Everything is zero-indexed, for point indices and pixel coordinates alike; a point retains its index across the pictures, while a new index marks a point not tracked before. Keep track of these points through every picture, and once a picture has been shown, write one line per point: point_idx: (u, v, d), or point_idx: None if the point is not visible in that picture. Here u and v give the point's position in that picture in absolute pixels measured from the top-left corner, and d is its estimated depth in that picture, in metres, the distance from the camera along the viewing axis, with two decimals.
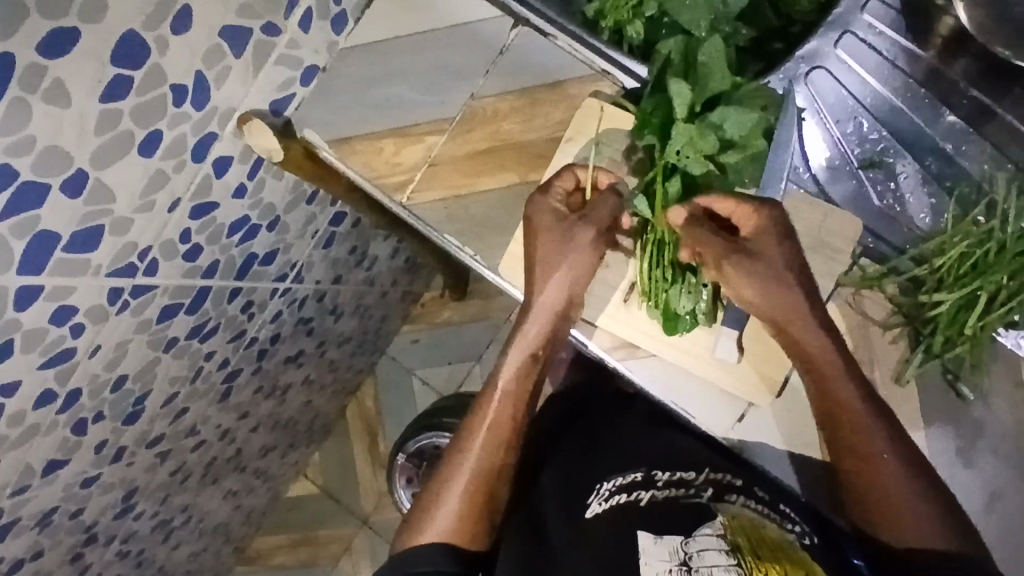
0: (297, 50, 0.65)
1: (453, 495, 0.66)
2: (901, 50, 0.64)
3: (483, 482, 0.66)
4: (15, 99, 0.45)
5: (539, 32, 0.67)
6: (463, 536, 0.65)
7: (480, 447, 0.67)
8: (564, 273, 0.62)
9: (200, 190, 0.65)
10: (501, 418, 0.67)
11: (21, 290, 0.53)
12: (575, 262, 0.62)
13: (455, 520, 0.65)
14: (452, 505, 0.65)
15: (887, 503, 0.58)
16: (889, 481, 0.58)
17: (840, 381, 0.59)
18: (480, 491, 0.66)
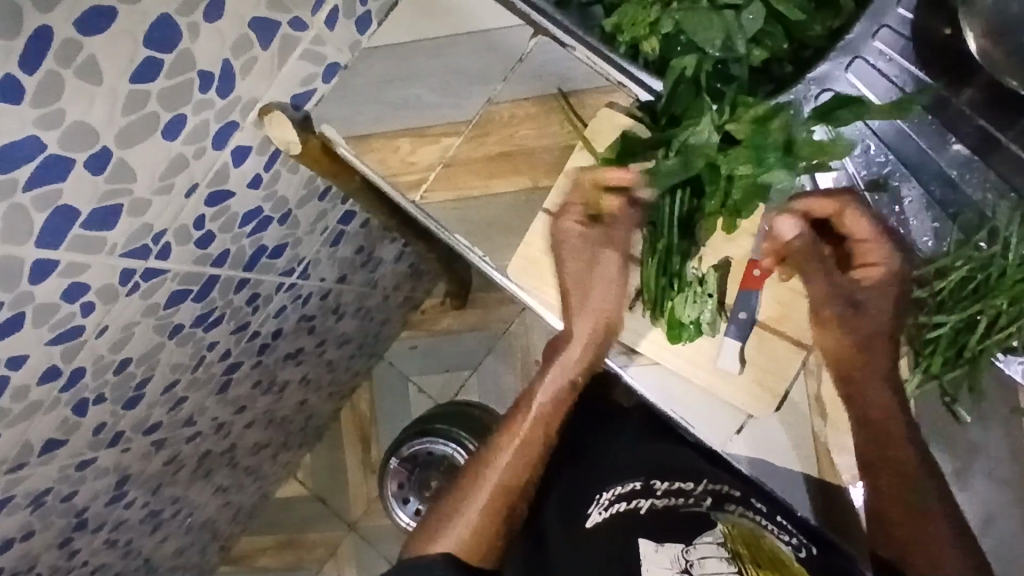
0: (321, 47, 0.66)
1: (471, 512, 0.68)
2: (910, 77, 0.66)
3: (499, 503, 0.69)
4: (48, 73, 0.46)
5: (557, 42, 0.69)
6: (474, 550, 0.66)
7: (507, 464, 0.70)
8: (596, 308, 0.66)
9: (217, 178, 0.66)
10: (537, 430, 0.72)
11: (37, 263, 0.54)
12: (605, 284, 0.67)
13: (472, 531, 0.67)
14: (470, 516, 0.67)
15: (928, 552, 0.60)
16: (936, 530, 0.60)
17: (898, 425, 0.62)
18: (496, 514, 0.68)
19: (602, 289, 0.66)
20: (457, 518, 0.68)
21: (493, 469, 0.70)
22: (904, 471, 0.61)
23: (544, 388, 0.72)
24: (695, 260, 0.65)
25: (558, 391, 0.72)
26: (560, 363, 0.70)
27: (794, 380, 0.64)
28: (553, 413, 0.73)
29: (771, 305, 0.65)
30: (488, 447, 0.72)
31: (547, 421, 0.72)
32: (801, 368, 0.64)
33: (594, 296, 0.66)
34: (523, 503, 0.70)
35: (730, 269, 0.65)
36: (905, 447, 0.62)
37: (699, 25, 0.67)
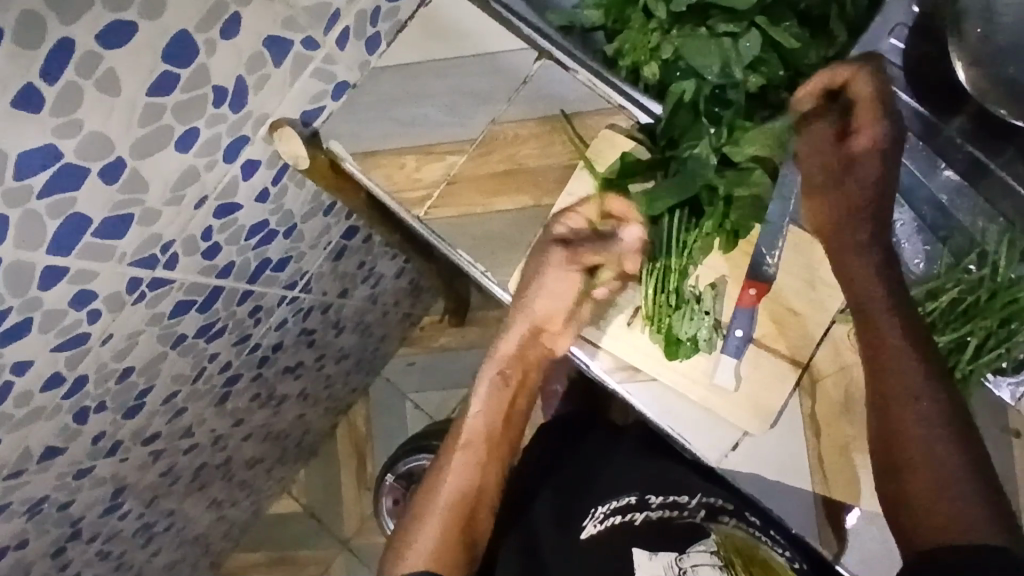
0: (332, 65, 0.68)
1: (428, 531, 0.69)
2: (902, 105, 0.68)
3: (454, 516, 0.70)
4: (69, 84, 0.48)
5: (560, 65, 0.71)
6: (438, 568, 0.68)
7: (455, 474, 0.71)
8: (542, 302, 0.68)
9: (227, 190, 0.67)
10: (477, 434, 0.73)
11: (48, 268, 0.55)
12: (555, 284, 0.67)
13: (431, 553, 0.68)
14: (425, 539, 0.69)
15: (935, 488, 0.58)
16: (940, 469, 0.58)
17: (905, 367, 0.60)
18: (453, 526, 0.69)
19: (553, 286, 0.67)
20: (415, 543, 0.69)
21: (443, 483, 0.71)
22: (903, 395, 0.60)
23: (477, 397, 0.74)
24: (693, 278, 0.66)
25: (495, 395, 0.73)
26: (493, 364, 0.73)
27: (790, 399, 0.65)
28: (499, 415, 0.73)
29: (767, 323, 0.65)
30: (437, 463, 0.73)
31: (485, 426, 0.73)
32: (797, 387, 0.65)
33: (541, 290, 0.67)
34: (478, 515, 0.71)
35: (726, 287, 0.66)
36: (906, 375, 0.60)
37: (700, 51, 0.68)
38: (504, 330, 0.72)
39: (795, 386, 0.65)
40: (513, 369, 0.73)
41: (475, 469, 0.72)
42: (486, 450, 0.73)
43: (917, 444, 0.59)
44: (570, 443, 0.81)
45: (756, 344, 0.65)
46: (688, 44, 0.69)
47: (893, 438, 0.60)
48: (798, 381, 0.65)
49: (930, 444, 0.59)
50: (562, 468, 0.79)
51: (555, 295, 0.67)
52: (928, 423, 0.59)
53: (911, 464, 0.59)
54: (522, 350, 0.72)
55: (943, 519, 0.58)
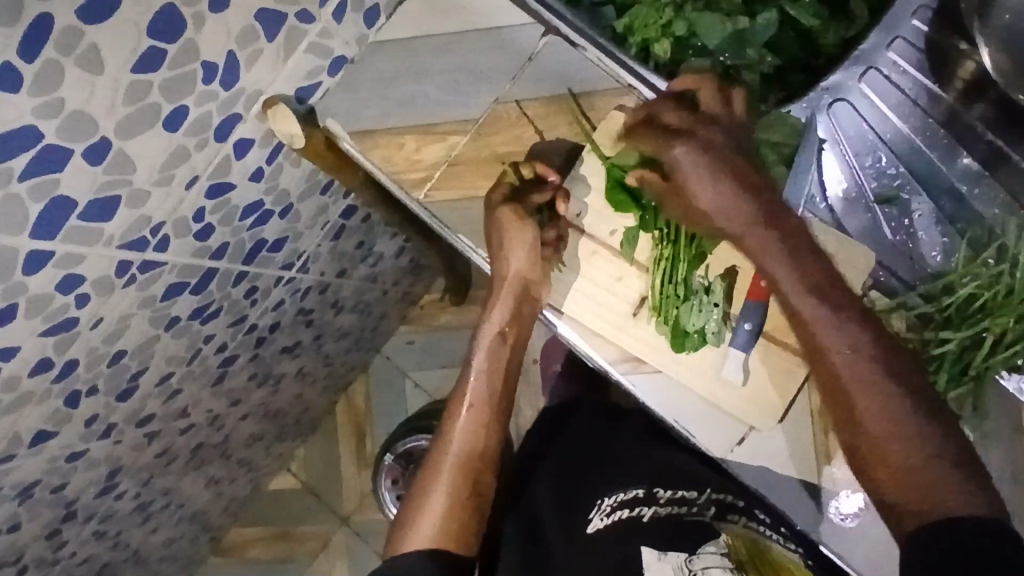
0: (328, 40, 0.65)
1: (437, 496, 0.67)
2: (923, 89, 0.65)
3: (461, 482, 0.68)
4: (47, 61, 0.45)
5: (568, 42, 0.68)
6: (450, 534, 0.65)
7: (458, 438, 0.69)
8: (511, 264, 0.66)
9: (218, 170, 0.65)
10: (479, 395, 0.71)
11: (32, 253, 0.53)
12: (517, 238, 0.65)
13: (438, 523, 0.65)
14: (433, 508, 0.66)
15: (900, 467, 0.56)
16: (903, 449, 0.56)
17: (857, 355, 0.57)
18: (461, 491, 0.67)
19: (513, 243, 0.65)
20: (421, 513, 0.66)
21: (447, 448, 0.69)
22: (844, 374, 0.57)
23: (478, 358, 0.71)
24: (703, 269, 0.64)
25: (495, 356, 0.71)
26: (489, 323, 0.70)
27: (798, 394, 0.63)
28: (501, 372, 0.71)
29: (778, 316, 0.63)
30: (440, 429, 0.71)
31: (488, 388, 0.71)
32: (806, 382, 0.63)
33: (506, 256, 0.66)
34: (484, 482, 0.69)
35: (736, 279, 0.64)
36: (854, 354, 0.57)
37: (710, 28, 0.66)
38: (500, 292, 0.68)
39: (805, 381, 0.63)
40: (512, 329, 0.70)
41: (481, 432, 0.70)
42: (490, 411, 0.71)
43: (875, 423, 0.57)
44: (572, 437, 0.80)
45: (765, 337, 0.63)
46: (699, 19, 0.66)
47: (852, 422, 0.58)
48: (807, 376, 0.63)
49: (901, 418, 0.56)
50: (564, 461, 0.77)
51: (527, 246, 0.65)
52: (893, 397, 0.57)
53: (883, 447, 0.56)
54: (518, 310, 0.68)
55: (921, 496, 0.55)
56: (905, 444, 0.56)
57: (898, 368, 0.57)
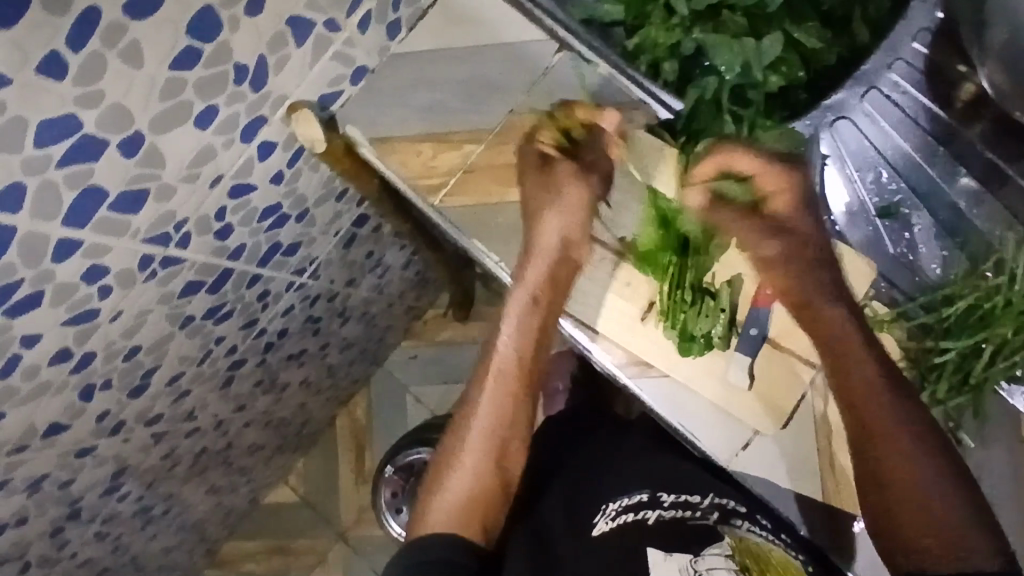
0: (352, 49, 0.68)
1: (455, 481, 0.67)
2: (924, 110, 0.68)
3: (484, 464, 0.68)
4: (91, 53, 0.47)
5: (582, 58, 0.70)
6: (463, 523, 0.65)
7: (482, 415, 0.69)
8: (556, 226, 0.66)
9: (242, 171, 0.67)
10: (506, 364, 0.70)
11: (61, 242, 0.54)
12: (568, 202, 0.66)
13: (458, 508, 0.66)
14: (453, 493, 0.67)
15: (929, 522, 0.58)
16: (931, 501, 0.58)
17: (891, 407, 0.59)
18: (480, 476, 0.68)
19: (568, 201, 0.66)
20: (441, 496, 0.67)
21: (471, 427, 0.69)
22: (881, 427, 0.59)
23: (509, 322, 0.69)
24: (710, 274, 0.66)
25: (529, 323, 0.68)
26: (523, 284, 0.67)
27: (803, 399, 0.65)
28: (535, 338, 0.69)
29: (784, 324, 0.65)
30: (467, 402, 0.71)
31: (517, 354, 0.69)
32: (810, 388, 0.64)
33: (556, 211, 0.67)
34: (508, 460, 0.69)
35: (742, 286, 0.66)
36: (889, 415, 0.59)
37: (721, 47, 0.69)
38: (533, 253, 0.67)
39: (809, 387, 0.64)
40: (545, 294, 0.66)
41: (505, 402, 0.69)
42: (514, 377, 0.69)
43: (908, 477, 0.58)
44: (574, 443, 0.81)
45: (770, 343, 0.65)
46: (711, 41, 0.69)
47: (882, 474, 0.59)
48: (811, 382, 0.64)
49: (928, 477, 0.58)
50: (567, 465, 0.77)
51: (571, 209, 0.66)
52: (923, 455, 0.59)
53: (914, 497, 0.58)
54: (555, 271, 0.66)
55: (943, 547, 0.57)
56: (934, 496, 0.58)
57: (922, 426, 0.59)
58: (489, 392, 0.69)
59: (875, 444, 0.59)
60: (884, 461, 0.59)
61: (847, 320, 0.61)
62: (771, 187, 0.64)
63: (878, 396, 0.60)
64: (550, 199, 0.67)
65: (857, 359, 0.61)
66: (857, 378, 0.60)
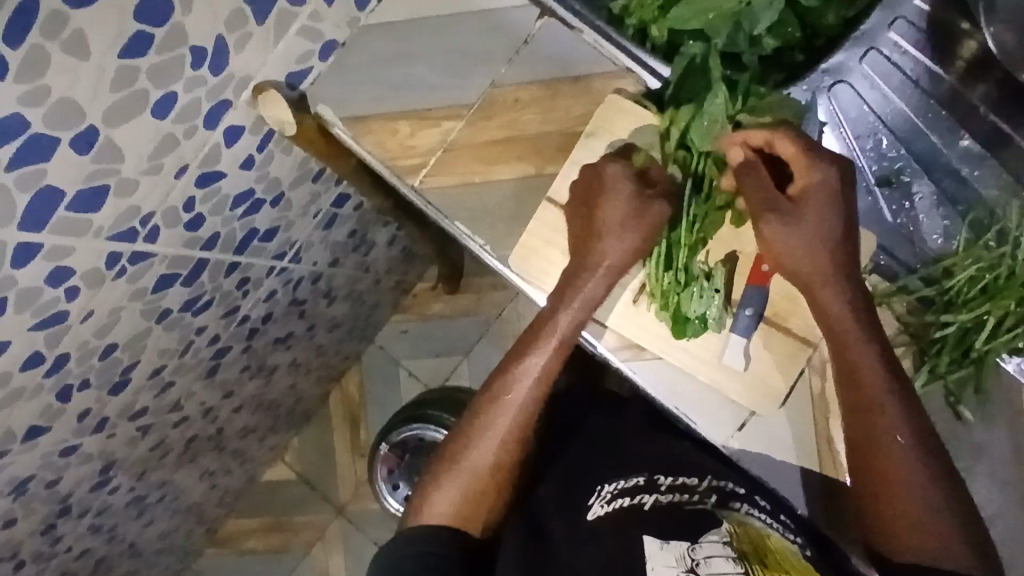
0: (319, 23, 0.63)
1: (462, 486, 0.64)
2: (925, 70, 0.65)
3: (496, 471, 0.65)
4: (32, 46, 0.43)
5: (565, 24, 0.67)
6: (465, 522, 0.64)
7: (510, 426, 0.65)
8: (617, 245, 0.61)
9: (209, 158, 0.63)
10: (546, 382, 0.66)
11: (19, 247, 0.51)
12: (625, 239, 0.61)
13: (461, 509, 0.64)
14: (461, 495, 0.64)
15: (916, 523, 0.57)
16: (914, 496, 0.57)
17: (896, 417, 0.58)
18: (495, 482, 0.65)
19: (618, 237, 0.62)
20: (445, 494, 0.65)
21: (496, 431, 0.65)
22: (881, 410, 0.58)
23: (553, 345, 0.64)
24: (702, 255, 0.63)
25: (573, 344, 0.64)
26: (580, 301, 0.62)
27: (799, 379, 0.63)
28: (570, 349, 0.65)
29: (781, 301, 0.63)
30: (490, 398, 0.66)
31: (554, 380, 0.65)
32: (807, 367, 0.63)
33: (609, 251, 0.61)
34: (517, 476, 0.66)
35: (737, 264, 0.63)
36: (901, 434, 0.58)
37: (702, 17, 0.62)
38: (589, 263, 0.62)
39: (807, 365, 0.63)
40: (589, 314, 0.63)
41: (531, 422, 0.66)
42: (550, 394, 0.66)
43: (900, 486, 0.58)
44: (569, 425, 0.79)
45: (766, 322, 0.63)
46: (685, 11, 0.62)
47: (873, 468, 0.58)
48: (807, 361, 0.63)
49: (916, 482, 0.58)
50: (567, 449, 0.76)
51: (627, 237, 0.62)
52: (918, 462, 0.58)
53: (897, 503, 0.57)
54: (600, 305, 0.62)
55: (917, 537, 0.57)
56: (924, 496, 0.57)
57: (917, 419, 0.58)
58: (510, 413, 0.65)
59: (875, 467, 0.58)
60: (885, 484, 0.58)
61: (872, 334, 0.59)
62: (801, 173, 0.59)
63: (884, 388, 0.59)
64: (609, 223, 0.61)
65: (859, 354, 0.59)
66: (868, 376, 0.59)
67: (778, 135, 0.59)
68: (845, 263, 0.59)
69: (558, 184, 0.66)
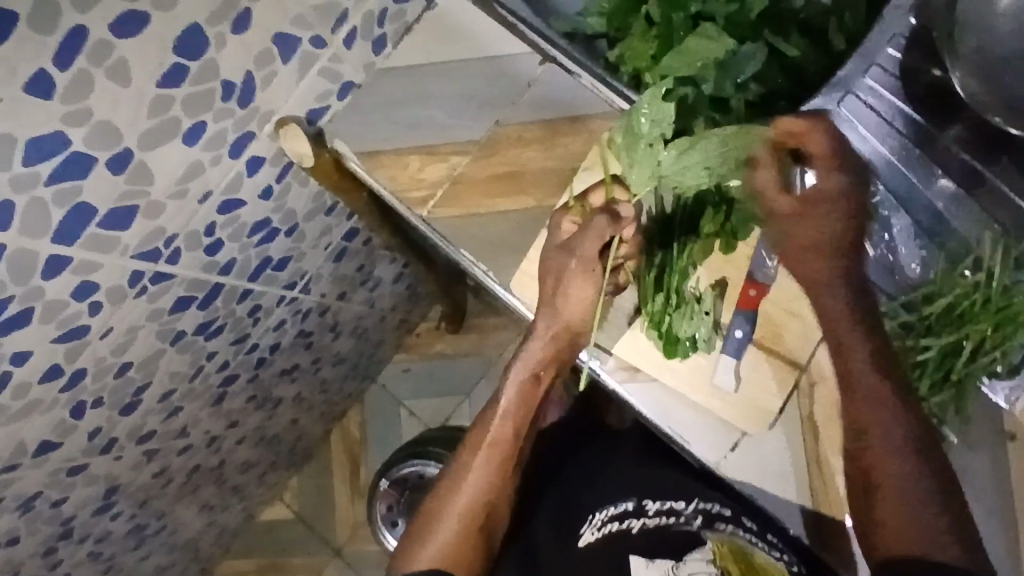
0: (338, 65, 0.69)
1: (443, 534, 0.68)
2: (899, 113, 0.70)
3: (472, 520, 0.69)
4: (79, 71, 0.48)
5: (565, 70, 0.72)
6: (453, 567, 0.67)
7: (478, 473, 0.70)
8: (576, 297, 0.66)
9: (230, 187, 0.67)
10: (504, 434, 0.71)
11: (50, 259, 0.55)
12: (577, 290, 0.66)
13: (450, 548, 0.67)
14: (442, 538, 0.68)
15: (902, 508, 0.60)
16: (905, 483, 0.60)
17: (887, 411, 0.60)
18: (472, 529, 0.69)
19: (573, 291, 0.66)
20: (430, 540, 0.68)
21: (465, 480, 0.70)
22: (870, 401, 0.61)
23: (508, 394, 0.72)
24: (695, 279, 0.67)
25: (525, 398, 0.72)
26: (528, 359, 0.70)
27: (788, 401, 0.65)
28: (522, 407, 0.72)
29: (766, 325, 0.66)
30: (458, 457, 0.72)
31: (513, 428, 0.72)
32: (795, 390, 0.65)
33: (565, 304, 0.66)
34: (496, 516, 0.71)
35: (727, 289, 0.66)
36: (892, 428, 0.61)
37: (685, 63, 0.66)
38: (538, 324, 0.68)
39: (795, 388, 0.65)
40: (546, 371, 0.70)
41: (496, 474, 0.70)
42: (512, 446, 0.71)
43: (886, 475, 0.60)
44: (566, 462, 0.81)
45: (755, 345, 0.66)
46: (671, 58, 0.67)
47: (865, 462, 0.61)
48: (796, 384, 0.65)
49: (904, 474, 0.60)
50: (562, 485, 0.79)
51: (578, 295, 0.66)
52: (905, 454, 0.60)
53: (886, 494, 0.60)
54: (556, 354, 0.68)
55: (900, 523, 0.60)
56: (910, 484, 0.60)
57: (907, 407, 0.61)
58: (478, 458, 0.70)
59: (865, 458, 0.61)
60: (878, 479, 0.60)
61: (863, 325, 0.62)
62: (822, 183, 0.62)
63: (875, 386, 0.61)
64: (557, 276, 0.66)
65: (855, 354, 0.61)
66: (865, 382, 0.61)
67: (811, 132, 0.61)
68: (844, 268, 0.62)
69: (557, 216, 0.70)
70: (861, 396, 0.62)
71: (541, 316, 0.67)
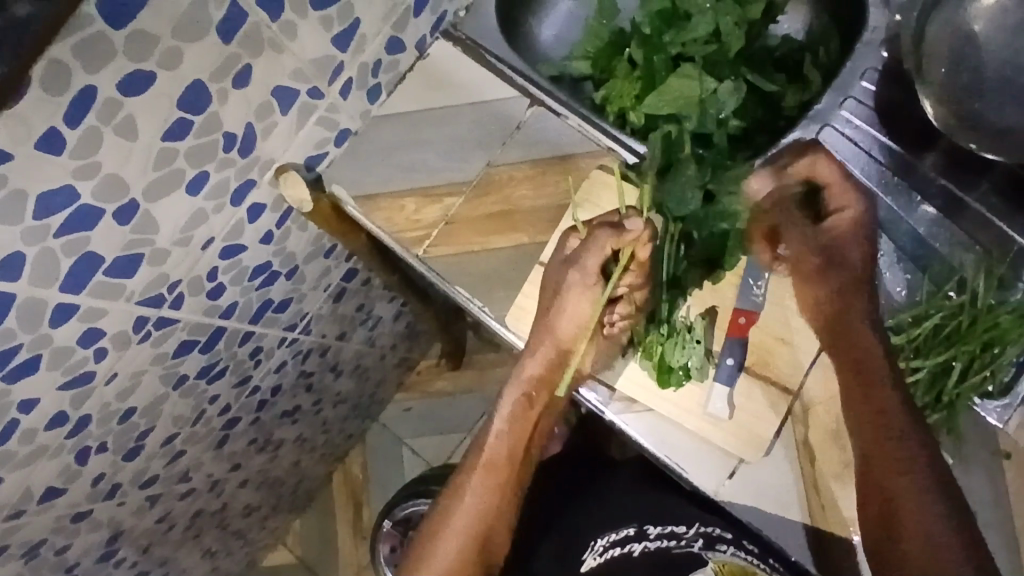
0: (335, 114, 0.72)
1: (438, 558, 0.69)
2: (875, 142, 0.73)
3: (468, 545, 0.69)
4: (90, 128, 0.51)
5: (553, 112, 0.75)
6: None
7: (471, 498, 0.70)
8: (569, 320, 0.68)
9: (232, 233, 0.70)
10: (497, 455, 0.71)
11: (58, 307, 0.57)
12: (576, 309, 0.68)
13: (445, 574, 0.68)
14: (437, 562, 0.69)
15: (923, 529, 0.57)
16: (923, 505, 0.58)
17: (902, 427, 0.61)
18: (466, 553, 0.69)
19: (570, 312, 0.68)
20: (428, 563, 0.69)
21: (461, 504, 0.70)
22: (883, 420, 0.61)
23: (502, 414, 0.72)
24: (685, 308, 0.69)
25: (517, 418, 0.72)
26: (521, 377, 0.70)
27: (783, 427, 0.66)
28: (519, 429, 0.72)
29: (756, 353, 0.67)
30: (454, 479, 0.72)
31: (508, 449, 0.71)
32: (789, 416, 0.66)
33: (559, 321, 0.68)
34: (491, 545, 0.71)
35: (716, 317, 0.68)
36: (906, 444, 0.60)
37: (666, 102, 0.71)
38: (530, 344, 0.69)
39: (789, 413, 0.66)
40: (540, 392, 0.70)
41: (489, 498, 0.70)
42: (507, 467, 0.71)
43: (906, 494, 0.58)
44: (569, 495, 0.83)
45: (747, 372, 0.67)
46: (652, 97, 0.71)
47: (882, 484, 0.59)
48: (789, 411, 0.66)
49: (922, 491, 0.58)
50: (566, 524, 0.81)
51: (578, 318, 0.68)
52: (923, 472, 0.59)
53: (911, 516, 0.58)
54: (547, 374, 0.69)
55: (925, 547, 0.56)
56: (930, 501, 0.58)
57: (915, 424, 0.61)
58: (472, 482, 0.70)
59: (884, 477, 0.60)
60: (895, 495, 0.58)
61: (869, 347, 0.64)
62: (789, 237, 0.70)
63: (881, 404, 0.61)
64: (557, 301, 0.68)
65: (867, 368, 0.63)
66: (880, 399, 0.62)
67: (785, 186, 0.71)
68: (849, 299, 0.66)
69: (550, 250, 0.72)
70: (869, 414, 0.62)
71: (534, 335, 0.68)
